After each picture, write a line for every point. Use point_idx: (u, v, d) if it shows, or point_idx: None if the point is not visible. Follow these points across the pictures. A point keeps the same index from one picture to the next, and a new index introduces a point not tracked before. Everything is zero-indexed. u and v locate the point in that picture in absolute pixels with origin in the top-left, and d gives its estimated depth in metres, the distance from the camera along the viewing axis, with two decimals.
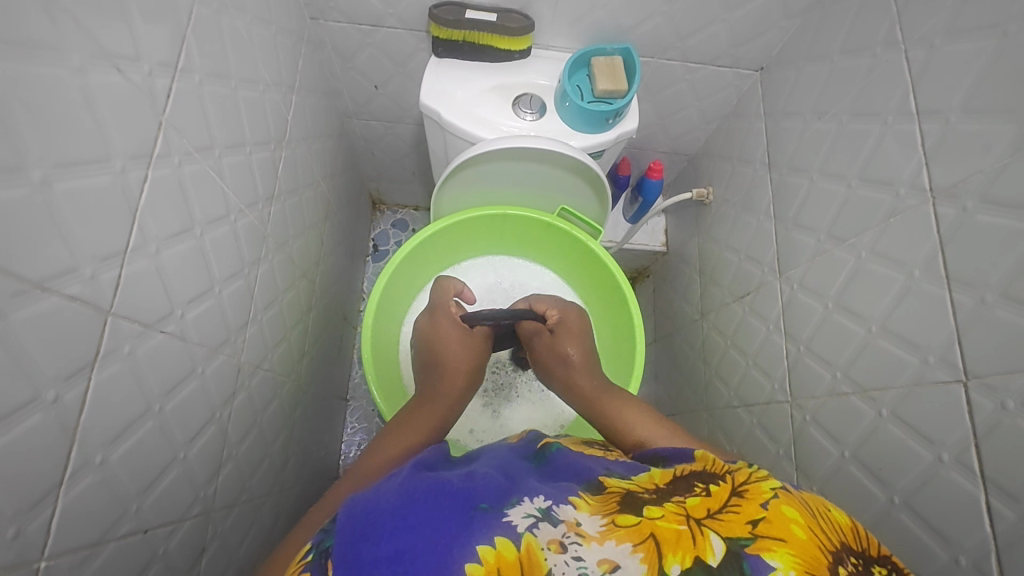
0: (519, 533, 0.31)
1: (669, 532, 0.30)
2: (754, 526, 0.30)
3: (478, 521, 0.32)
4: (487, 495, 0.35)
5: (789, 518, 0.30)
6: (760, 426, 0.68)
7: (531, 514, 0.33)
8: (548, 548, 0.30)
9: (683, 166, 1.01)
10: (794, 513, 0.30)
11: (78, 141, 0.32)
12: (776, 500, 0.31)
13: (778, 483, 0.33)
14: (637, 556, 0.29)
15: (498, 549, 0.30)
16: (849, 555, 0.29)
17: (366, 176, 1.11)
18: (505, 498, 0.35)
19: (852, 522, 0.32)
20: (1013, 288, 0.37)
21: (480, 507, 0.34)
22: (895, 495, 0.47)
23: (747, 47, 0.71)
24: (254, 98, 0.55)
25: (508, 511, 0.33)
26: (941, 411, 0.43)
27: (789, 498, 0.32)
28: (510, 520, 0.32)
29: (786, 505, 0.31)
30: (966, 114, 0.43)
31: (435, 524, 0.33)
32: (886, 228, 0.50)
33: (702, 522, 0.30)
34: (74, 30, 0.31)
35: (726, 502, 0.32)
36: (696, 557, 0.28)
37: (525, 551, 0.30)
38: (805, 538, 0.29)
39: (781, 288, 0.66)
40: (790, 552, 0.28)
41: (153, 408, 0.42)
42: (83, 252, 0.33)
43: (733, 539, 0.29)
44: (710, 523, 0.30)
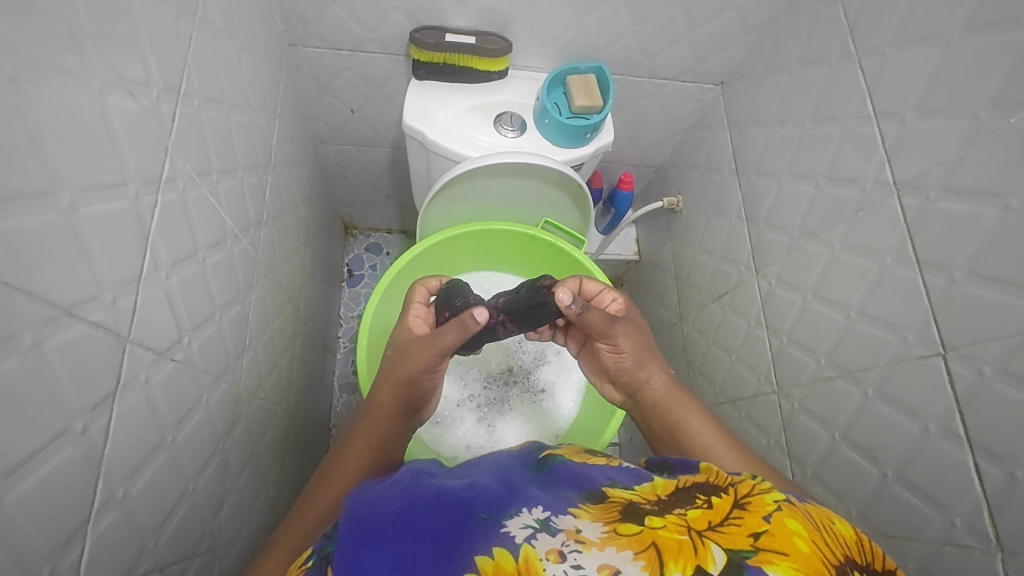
0: (517, 545, 0.30)
1: (671, 541, 0.29)
2: (756, 539, 0.28)
3: (477, 531, 0.32)
4: (487, 506, 0.36)
5: (792, 531, 0.29)
6: (749, 418, 0.71)
7: (529, 524, 0.32)
8: (546, 558, 0.29)
9: (650, 177, 1.05)
10: (798, 526, 0.29)
11: (98, 165, 0.31)
12: (779, 513, 0.30)
13: (781, 496, 0.32)
14: (637, 564, 0.27)
15: (496, 560, 0.29)
16: (853, 568, 0.28)
17: (339, 201, 1.11)
18: (505, 509, 0.35)
19: (856, 537, 0.30)
20: (981, 265, 0.42)
21: (479, 517, 0.34)
22: (887, 469, 0.50)
23: (709, 63, 0.76)
24: (244, 123, 0.55)
25: (507, 523, 0.33)
26: (924, 385, 0.46)
27: (792, 510, 0.31)
28: (507, 531, 0.32)
29: (790, 519, 0.30)
30: (921, 114, 0.47)
31: (435, 533, 0.33)
32: (856, 221, 0.54)
33: (704, 533, 0.29)
34: (94, 56, 0.31)
35: (727, 515, 0.31)
36: (697, 566, 0.27)
37: (524, 561, 0.29)
38: (808, 551, 0.28)
39: (758, 285, 0.70)
40: (794, 567, 0.27)
41: (166, 440, 0.41)
42: (105, 279, 0.32)
43: (735, 551, 0.27)
44: (711, 535, 0.29)
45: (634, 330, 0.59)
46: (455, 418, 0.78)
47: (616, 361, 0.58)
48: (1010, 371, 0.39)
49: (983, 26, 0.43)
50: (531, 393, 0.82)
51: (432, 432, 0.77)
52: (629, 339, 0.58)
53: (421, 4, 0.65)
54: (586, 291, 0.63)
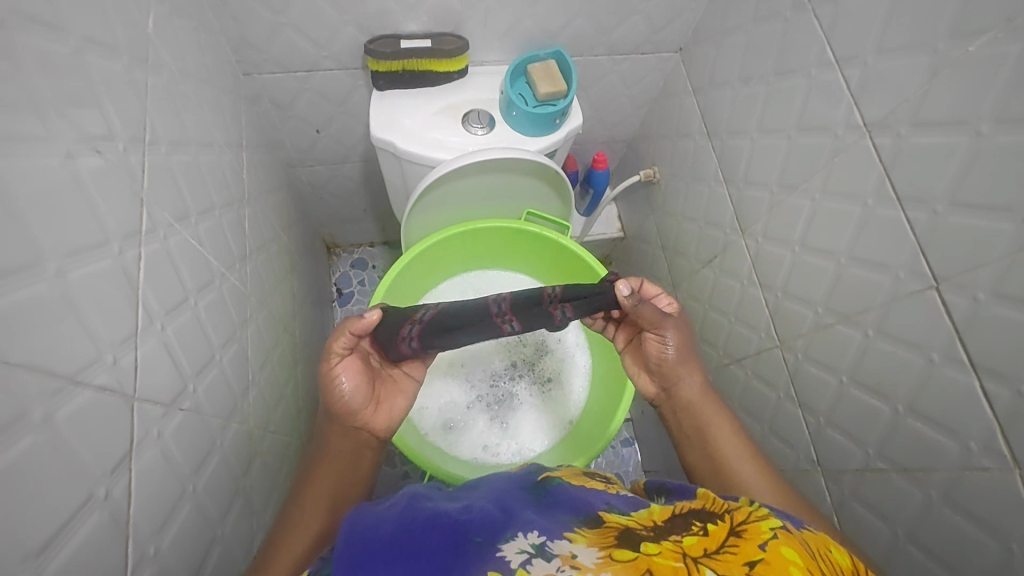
0: (512, 568, 0.30)
1: (666, 567, 0.29)
2: (752, 566, 0.29)
3: (474, 554, 0.32)
4: (483, 530, 0.36)
5: (788, 559, 0.29)
6: (756, 375, 0.72)
7: (524, 549, 0.32)
8: None
9: (623, 153, 1.05)
10: (793, 554, 0.30)
11: (78, 226, 0.31)
12: (775, 541, 0.31)
13: (777, 524, 0.33)
14: None
15: None
16: None
17: (317, 223, 1.10)
18: (500, 532, 0.35)
19: (852, 566, 0.31)
20: (959, 194, 0.42)
21: (475, 541, 0.34)
22: (898, 404, 0.51)
23: (665, 32, 0.77)
24: (212, 161, 0.54)
25: (502, 546, 0.33)
26: (920, 319, 0.47)
27: (788, 539, 0.32)
28: (503, 555, 0.32)
29: (784, 546, 0.31)
30: (882, 54, 0.48)
31: (431, 556, 0.33)
32: (833, 167, 0.55)
33: (699, 560, 0.30)
34: (56, 118, 0.30)
35: (723, 542, 0.32)
36: None
37: None
38: None
39: (746, 244, 0.71)
40: None
41: (188, 489, 0.40)
42: (103, 340, 0.32)
43: None
44: (707, 562, 0.30)
45: (682, 332, 0.60)
46: (467, 421, 0.79)
47: (661, 359, 0.60)
48: (1002, 293, 0.40)
49: None
50: (538, 385, 0.82)
51: (447, 441, 0.77)
52: (679, 340, 0.59)
53: (371, 15, 0.64)
54: (645, 291, 0.63)
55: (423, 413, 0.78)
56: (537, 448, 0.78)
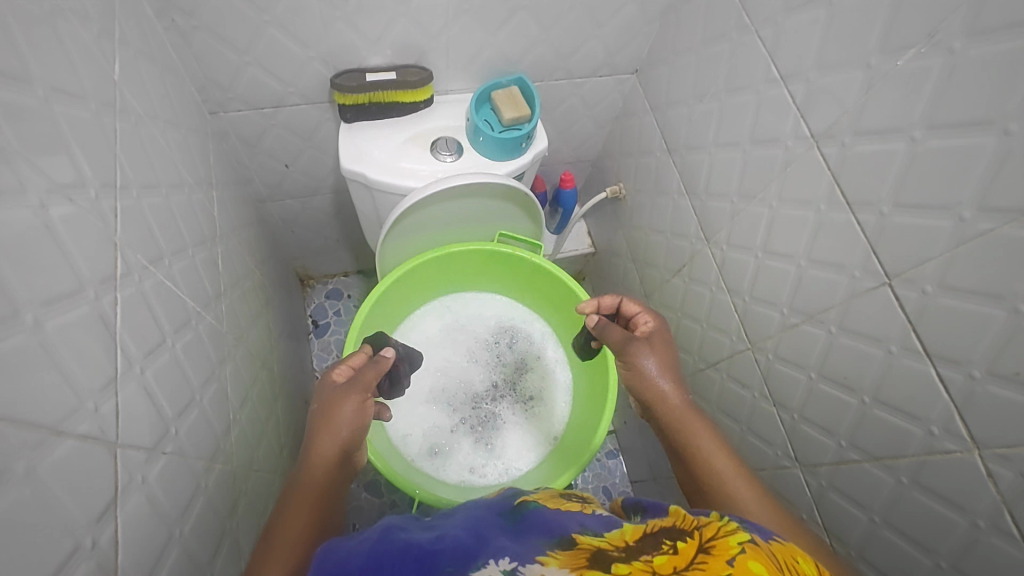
0: None
1: None
2: None
3: None
4: (453, 559, 0.35)
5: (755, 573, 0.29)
6: (731, 378, 0.75)
7: None
8: None
9: (589, 171, 1.08)
10: (761, 567, 0.29)
11: (54, 276, 0.31)
12: (743, 556, 0.30)
13: (745, 538, 0.33)
14: None
15: None
16: None
17: (290, 256, 1.09)
18: (471, 561, 0.34)
19: None
20: (901, 196, 0.45)
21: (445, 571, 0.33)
22: (864, 396, 0.53)
23: (620, 55, 0.80)
24: (183, 201, 0.54)
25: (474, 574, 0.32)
26: (876, 314, 0.50)
27: (756, 552, 0.31)
28: None
29: (753, 561, 0.30)
30: (821, 69, 0.51)
31: None
32: (786, 176, 0.58)
33: None
34: (28, 169, 0.31)
35: (693, 560, 0.31)
36: None
37: None
38: None
39: (711, 253, 0.73)
40: None
41: (175, 533, 0.40)
42: (84, 388, 0.32)
43: None
44: None
45: (660, 353, 0.63)
46: (452, 444, 0.78)
47: (641, 382, 0.62)
48: (946, 284, 0.43)
49: None
50: (521, 403, 0.83)
51: (433, 466, 0.77)
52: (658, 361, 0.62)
53: (335, 50, 0.66)
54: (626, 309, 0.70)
55: (408, 439, 0.78)
56: (524, 467, 0.78)
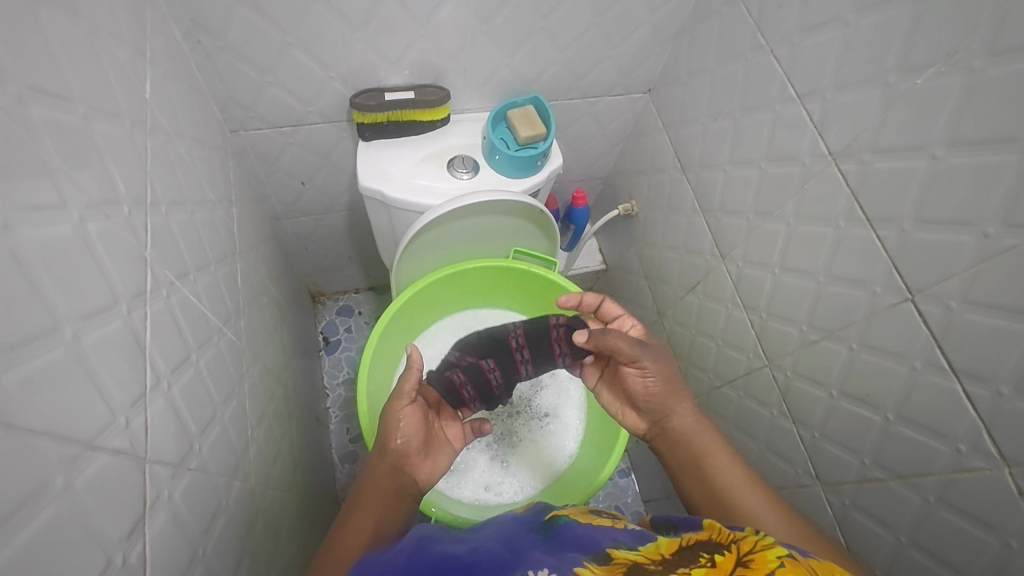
0: None
1: None
2: None
3: None
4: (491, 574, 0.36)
5: None
6: (748, 395, 0.74)
7: None
8: None
9: (600, 189, 1.09)
10: None
11: (91, 290, 0.31)
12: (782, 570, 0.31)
13: (783, 552, 0.33)
14: None
15: None
16: None
17: (303, 272, 1.10)
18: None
19: None
20: (923, 213, 0.46)
21: None
22: (888, 413, 0.53)
23: (634, 75, 0.81)
24: (207, 218, 0.55)
25: None
26: (899, 330, 0.50)
27: (795, 566, 0.31)
28: None
29: (792, 574, 0.30)
30: (839, 88, 0.52)
31: None
32: (804, 193, 0.58)
33: None
34: (68, 185, 0.31)
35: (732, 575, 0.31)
36: None
37: None
38: None
39: (727, 269, 0.74)
40: None
41: (198, 552, 0.40)
42: (116, 402, 0.32)
43: None
44: None
45: (661, 360, 0.62)
46: (467, 462, 0.78)
47: (643, 389, 0.61)
48: (971, 299, 0.43)
49: (872, 5, 0.48)
50: (536, 421, 0.82)
51: (449, 484, 0.76)
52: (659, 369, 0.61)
53: (355, 71, 0.67)
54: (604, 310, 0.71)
55: None
56: (540, 483, 0.77)
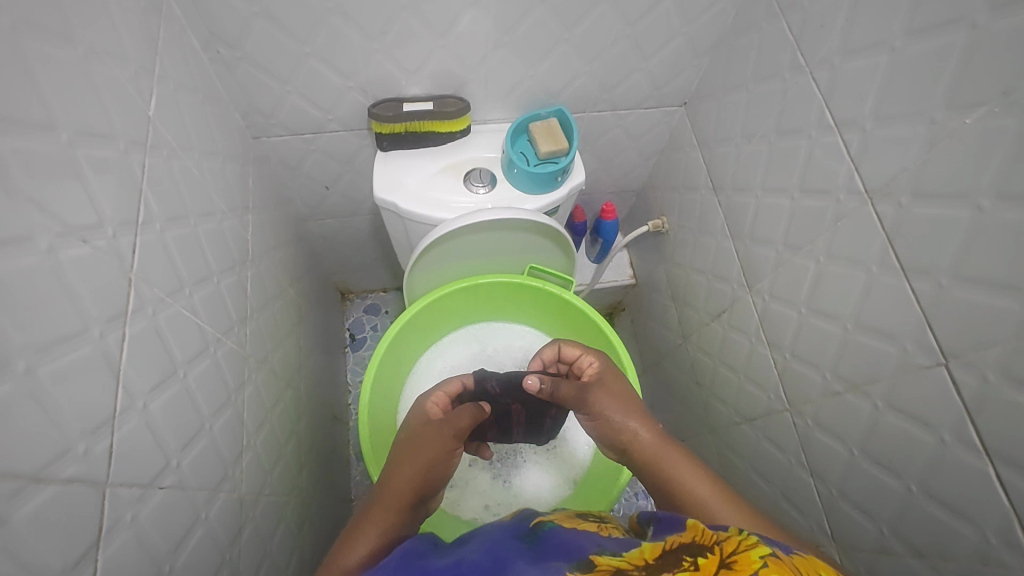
0: None
1: None
2: None
3: None
4: None
5: None
6: (767, 438, 0.69)
7: None
8: None
9: (633, 202, 1.05)
10: None
11: (55, 320, 0.32)
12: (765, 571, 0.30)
13: (766, 551, 0.32)
14: None
15: None
16: None
17: (330, 270, 1.11)
18: None
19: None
20: (964, 270, 0.40)
21: None
22: (911, 483, 0.48)
23: (668, 88, 0.76)
24: (213, 229, 0.56)
25: None
26: (930, 396, 0.45)
27: (778, 566, 0.30)
28: None
29: None
30: (880, 120, 0.47)
31: None
32: (835, 232, 0.53)
33: None
34: (39, 215, 0.31)
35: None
36: None
37: None
38: None
39: (753, 301, 0.69)
40: None
41: (163, 570, 0.40)
42: (74, 430, 0.32)
43: None
44: None
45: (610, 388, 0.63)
46: (469, 479, 0.77)
47: (603, 429, 0.60)
48: (1011, 374, 0.38)
49: (922, 31, 0.42)
50: (543, 442, 0.80)
51: (449, 499, 0.75)
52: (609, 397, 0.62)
53: (374, 81, 0.66)
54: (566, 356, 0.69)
55: None
56: (540, 504, 0.75)
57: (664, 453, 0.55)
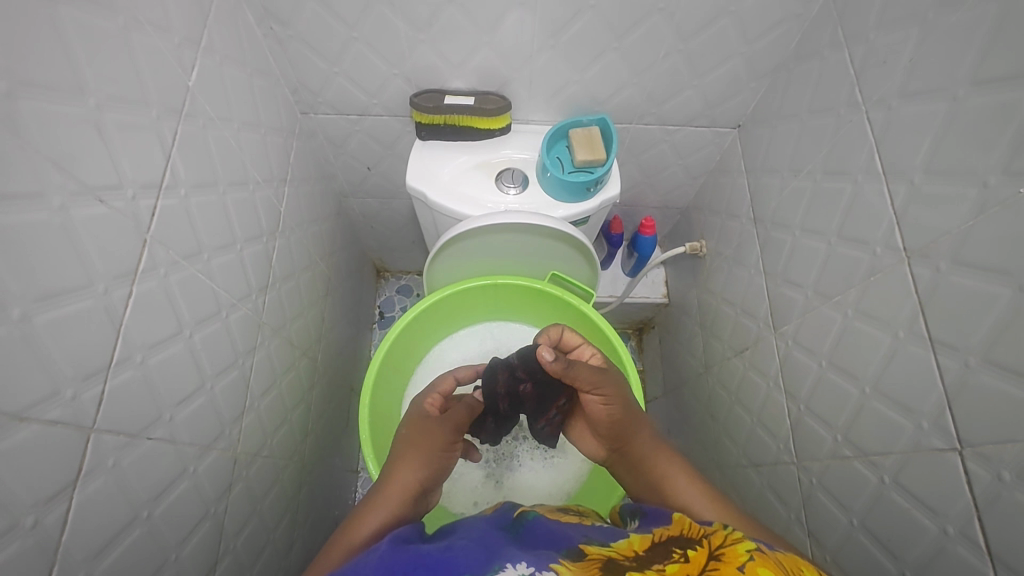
0: None
1: None
2: None
3: None
4: (467, 564, 0.34)
5: None
6: (770, 488, 0.66)
7: None
8: None
9: (676, 220, 1.02)
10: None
11: (58, 273, 0.34)
12: (752, 563, 0.29)
13: (752, 546, 0.32)
14: None
15: None
16: None
17: (368, 247, 1.14)
18: (487, 565, 0.34)
19: None
20: (996, 352, 0.36)
21: None
22: (906, 569, 0.44)
23: (722, 108, 0.73)
24: (244, 198, 0.58)
25: None
26: (941, 481, 0.41)
27: (764, 559, 0.30)
28: None
29: (761, 568, 0.29)
30: (930, 175, 0.43)
31: None
32: (867, 286, 0.49)
33: None
34: (55, 173, 0.33)
35: (703, 567, 0.30)
36: None
37: None
38: None
39: (776, 344, 0.65)
40: None
41: (141, 515, 0.43)
42: (64, 375, 0.34)
43: None
44: None
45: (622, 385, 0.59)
46: (462, 473, 0.77)
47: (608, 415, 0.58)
48: None
49: (989, 83, 0.38)
50: (541, 449, 0.80)
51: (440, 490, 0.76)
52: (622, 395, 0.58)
53: (419, 70, 0.67)
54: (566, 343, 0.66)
55: None
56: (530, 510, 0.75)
57: (656, 456, 0.57)
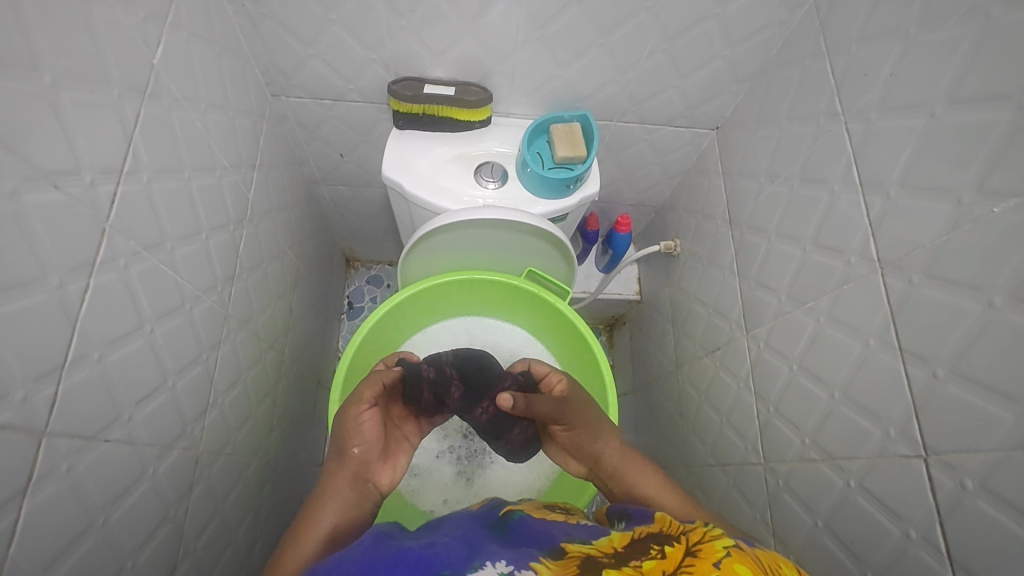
0: None
1: None
2: None
3: None
4: (447, 561, 0.34)
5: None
6: (737, 488, 0.67)
7: None
8: None
9: (651, 218, 1.02)
10: (748, 570, 0.29)
11: (9, 266, 0.31)
12: (728, 559, 0.30)
13: (730, 543, 0.32)
14: None
15: None
16: None
17: (338, 236, 1.11)
18: (467, 564, 0.34)
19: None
20: (962, 364, 0.38)
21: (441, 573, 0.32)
22: (868, 569, 0.46)
23: (701, 110, 0.73)
24: (210, 184, 0.55)
25: None
26: (905, 486, 0.42)
27: (741, 555, 0.30)
28: None
29: (738, 563, 0.29)
30: (905, 189, 0.44)
31: None
32: (840, 294, 0.50)
33: None
34: (5, 157, 0.30)
35: (679, 563, 0.30)
36: None
37: None
38: None
39: (747, 346, 0.66)
40: None
41: (96, 522, 0.41)
42: (13, 376, 0.32)
43: None
44: None
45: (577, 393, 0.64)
46: (433, 470, 0.76)
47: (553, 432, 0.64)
48: (991, 487, 0.36)
49: (967, 101, 0.39)
50: None
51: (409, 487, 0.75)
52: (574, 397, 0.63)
53: (398, 57, 0.64)
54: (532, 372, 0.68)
55: None
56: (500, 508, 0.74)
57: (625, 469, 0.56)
